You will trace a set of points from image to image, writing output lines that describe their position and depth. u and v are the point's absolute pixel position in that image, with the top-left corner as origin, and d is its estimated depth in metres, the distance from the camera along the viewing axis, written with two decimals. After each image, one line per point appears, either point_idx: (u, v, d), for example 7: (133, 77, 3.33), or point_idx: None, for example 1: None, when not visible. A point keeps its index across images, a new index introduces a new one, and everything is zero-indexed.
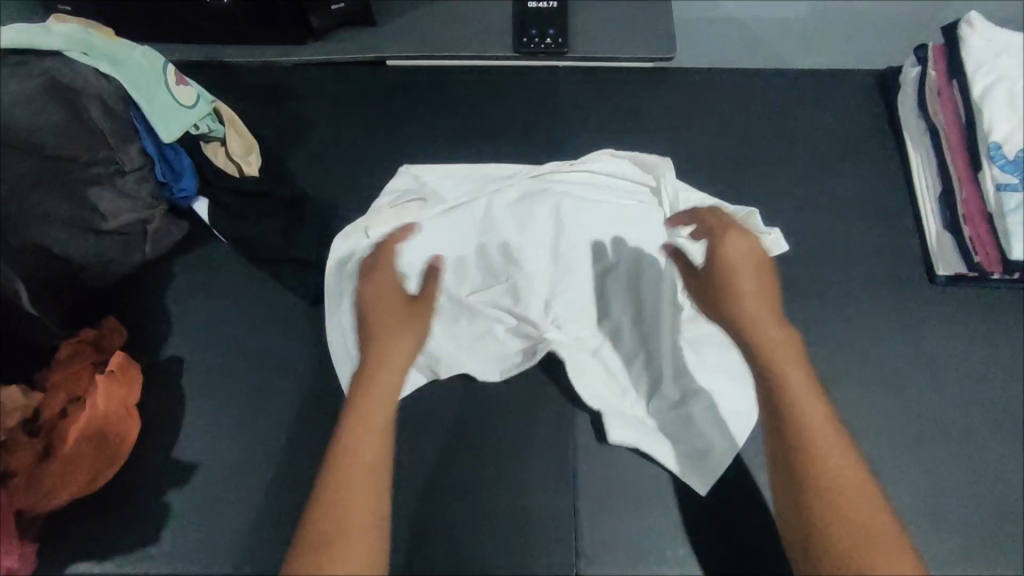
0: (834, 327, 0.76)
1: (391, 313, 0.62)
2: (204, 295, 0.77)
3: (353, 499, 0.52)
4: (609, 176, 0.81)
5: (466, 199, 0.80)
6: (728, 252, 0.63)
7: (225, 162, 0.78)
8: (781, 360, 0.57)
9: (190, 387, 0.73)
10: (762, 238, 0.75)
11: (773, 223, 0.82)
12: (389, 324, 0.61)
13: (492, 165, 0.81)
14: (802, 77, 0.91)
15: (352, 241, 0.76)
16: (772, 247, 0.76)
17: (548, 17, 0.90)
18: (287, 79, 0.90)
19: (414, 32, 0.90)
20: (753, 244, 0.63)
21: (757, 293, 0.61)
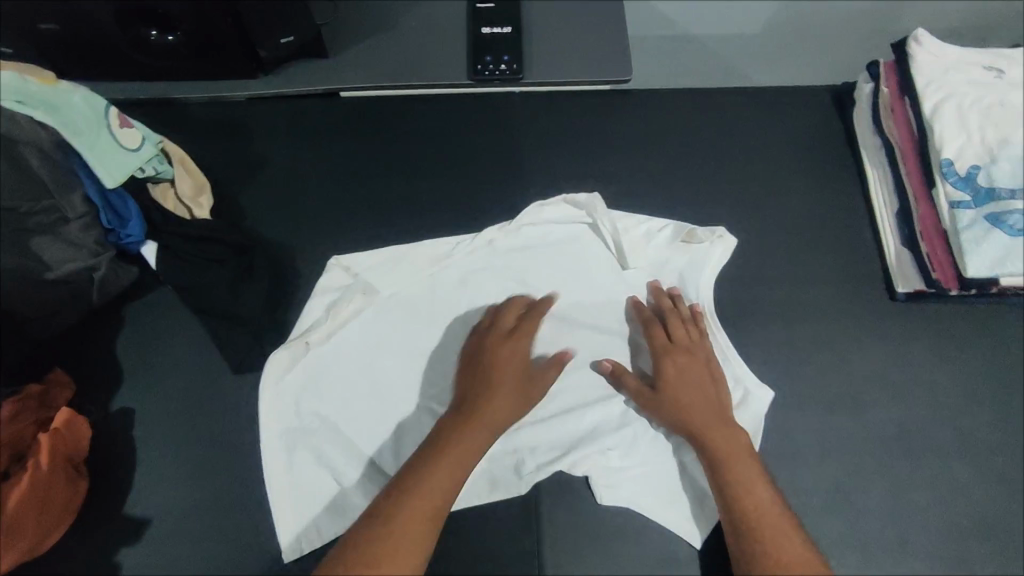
0: (796, 351, 0.75)
1: (509, 372, 0.70)
2: (155, 344, 0.76)
3: (410, 529, 0.57)
4: (558, 231, 0.81)
5: (404, 285, 0.78)
6: (681, 365, 0.71)
7: (175, 204, 0.78)
8: (735, 468, 0.64)
9: (142, 438, 0.72)
10: (704, 250, 0.78)
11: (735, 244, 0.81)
12: (492, 400, 0.68)
13: (426, 244, 0.80)
14: (758, 96, 0.91)
15: (293, 352, 0.74)
16: (721, 254, 0.78)
17: (503, 43, 0.88)
18: (240, 116, 0.89)
19: (367, 62, 0.88)
20: (703, 354, 0.72)
21: (709, 402, 0.69)
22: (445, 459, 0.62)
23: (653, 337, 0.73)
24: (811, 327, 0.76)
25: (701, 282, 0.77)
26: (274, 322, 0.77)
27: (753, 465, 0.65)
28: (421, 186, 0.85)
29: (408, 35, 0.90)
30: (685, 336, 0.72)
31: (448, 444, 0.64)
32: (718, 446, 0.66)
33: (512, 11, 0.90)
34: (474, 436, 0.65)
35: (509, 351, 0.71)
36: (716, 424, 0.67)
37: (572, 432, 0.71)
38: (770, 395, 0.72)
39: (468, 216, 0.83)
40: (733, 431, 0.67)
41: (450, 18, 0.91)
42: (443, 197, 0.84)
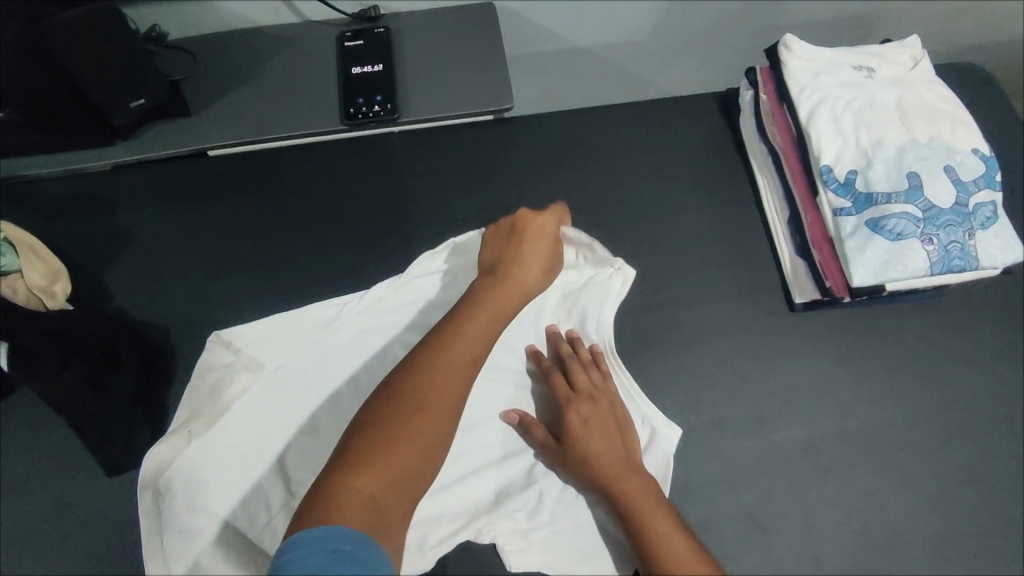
0: (699, 375, 0.73)
1: (530, 240, 0.71)
2: (18, 454, 0.70)
3: (441, 383, 0.57)
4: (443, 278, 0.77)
5: (291, 355, 0.74)
6: (586, 414, 0.67)
7: (27, 296, 0.71)
8: (647, 518, 0.61)
9: (10, 559, 0.66)
10: (607, 285, 0.76)
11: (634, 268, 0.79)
12: (520, 269, 0.69)
13: (311, 308, 0.75)
14: (646, 109, 0.88)
15: (173, 446, 0.69)
16: (621, 288, 0.76)
17: (373, 82, 0.84)
18: (96, 188, 0.82)
19: (232, 116, 0.83)
20: (607, 399, 0.69)
21: (615, 451, 0.66)
22: (473, 327, 0.62)
23: (553, 386, 0.70)
24: (712, 347, 0.75)
25: (603, 320, 0.75)
26: (150, 412, 0.73)
27: (664, 512, 0.62)
28: (300, 244, 0.80)
29: (274, 83, 0.85)
30: (587, 382, 0.70)
31: (471, 316, 0.63)
32: (628, 497, 0.63)
33: (382, 48, 0.86)
34: (501, 307, 0.65)
35: (537, 231, 0.72)
36: (623, 471, 0.65)
37: (477, 495, 0.68)
38: (679, 432, 0.70)
39: (351, 270, 0.79)
40: (643, 480, 0.64)
41: (317, 60, 0.86)
42: (325, 253, 0.79)
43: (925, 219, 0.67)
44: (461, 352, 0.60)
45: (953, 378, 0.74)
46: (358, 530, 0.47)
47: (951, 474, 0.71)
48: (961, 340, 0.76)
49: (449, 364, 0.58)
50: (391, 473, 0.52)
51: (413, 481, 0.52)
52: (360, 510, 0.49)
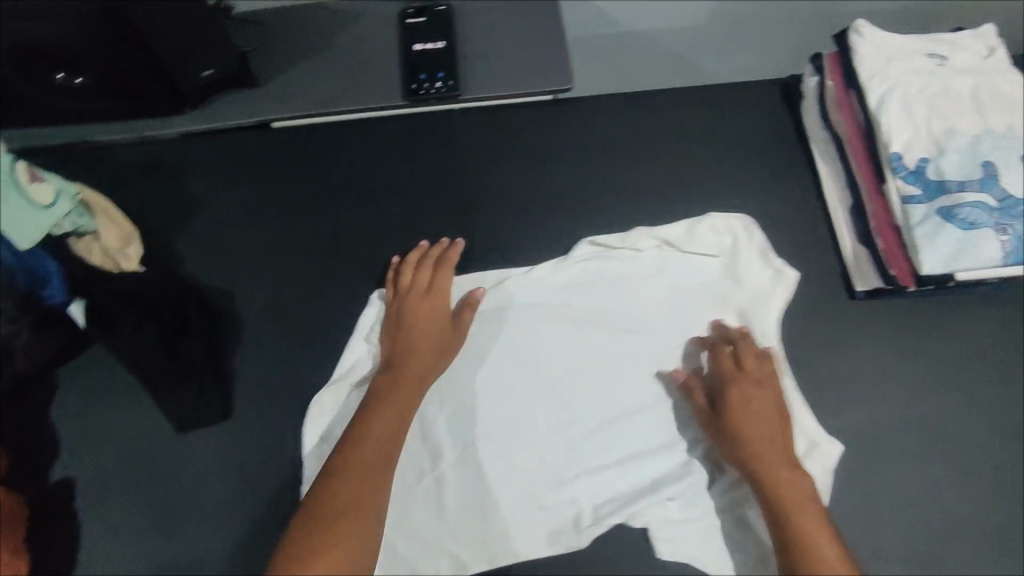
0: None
1: (423, 325, 0.71)
2: (93, 410, 0.72)
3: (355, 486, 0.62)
4: (600, 262, 0.76)
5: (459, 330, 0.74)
6: (752, 396, 0.68)
7: (102, 257, 0.72)
8: (801, 518, 0.63)
9: (85, 509, 0.69)
10: (773, 283, 0.76)
11: (753, 252, 0.77)
12: (418, 354, 0.70)
13: (474, 286, 0.76)
14: (708, 94, 0.88)
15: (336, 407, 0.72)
16: (784, 284, 0.76)
17: (436, 59, 0.84)
18: (164, 155, 0.84)
19: (296, 90, 0.84)
20: (772, 391, 0.69)
21: (771, 443, 0.67)
22: (377, 428, 0.65)
23: (719, 361, 0.71)
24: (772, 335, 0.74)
25: (768, 317, 0.75)
26: (218, 375, 0.73)
27: (813, 515, 0.63)
28: (363, 218, 0.81)
29: (337, 56, 0.85)
30: (757, 367, 0.70)
31: (380, 405, 0.67)
32: (779, 493, 0.64)
33: (445, 25, 0.86)
34: (404, 397, 0.67)
35: (425, 310, 0.72)
36: (778, 468, 0.65)
37: (629, 480, 0.69)
38: (842, 448, 0.70)
39: (413, 246, 0.79)
40: (795, 476, 0.65)
41: (379, 34, 0.86)
42: (389, 226, 0.80)
43: (1000, 209, 0.67)
44: (378, 444, 0.64)
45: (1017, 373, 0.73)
46: None
47: (1013, 468, 0.70)
48: None
49: (367, 455, 0.63)
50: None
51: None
52: None
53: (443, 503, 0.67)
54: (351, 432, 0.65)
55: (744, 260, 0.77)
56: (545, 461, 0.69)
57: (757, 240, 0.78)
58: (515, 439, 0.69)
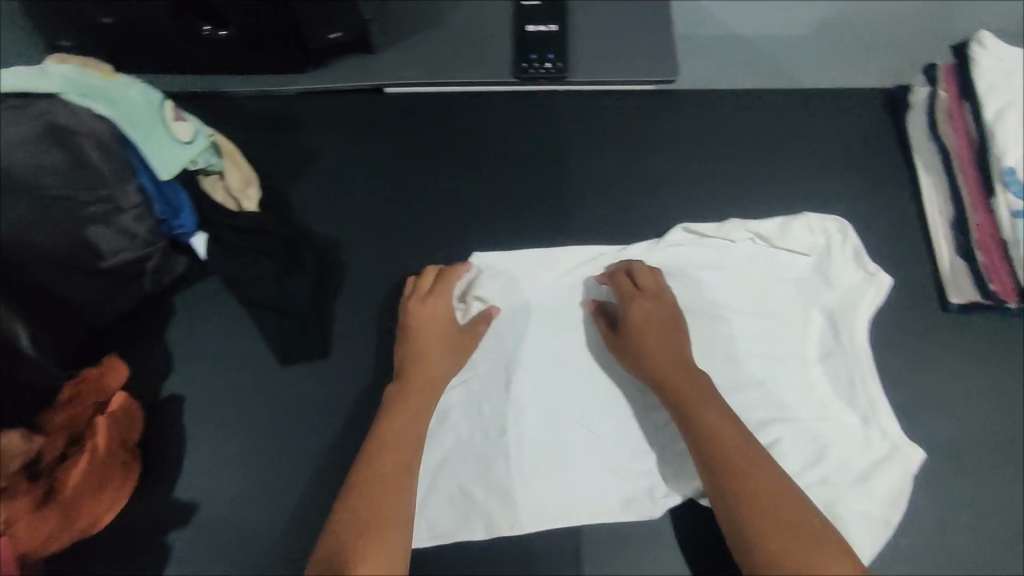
0: (837, 361, 0.75)
1: (429, 334, 0.71)
2: (206, 336, 0.78)
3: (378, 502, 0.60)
4: (698, 250, 0.78)
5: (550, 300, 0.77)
6: (646, 311, 0.72)
7: (225, 196, 0.77)
8: (695, 412, 0.67)
9: (190, 426, 0.74)
10: (863, 288, 0.76)
11: (852, 256, 0.77)
12: (427, 362, 0.70)
13: (569, 258, 0.78)
14: (809, 97, 0.88)
15: None
16: (876, 291, 0.76)
17: (548, 41, 0.87)
18: (286, 110, 0.90)
19: (412, 59, 0.88)
20: (665, 303, 0.73)
21: (672, 353, 0.70)
22: (393, 443, 0.65)
23: (617, 286, 0.74)
24: (859, 337, 0.75)
25: (857, 323, 0.75)
26: (321, 315, 0.78)
27: (714, 406, 0.67)
28: (465, 185, 0.85)
29: (454, 30, 0.89)
30: (652, 285, 0.74)
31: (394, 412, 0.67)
32: (681, 390, 0.68)
33: (558, 9, 0.89)
34: (416, 403, 0.68)
35: (428, 315, 0.72)
36: (679, 371, 0.70)
37: None
38: (923, 457, 0.71)
39: (511, 217, 0.83)
40: (693, 376, 0.69)
41: (495, 12, 0.90)
42: (491, 195, 0.84)
43: None
44: (395, 446, 0.65)
45: None
46: None
47: None
48: None
49: (388, 456, 0.64)
50: None
51: None
52: None
53: (540, 464, 0.72)
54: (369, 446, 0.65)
55: (837, 262, 0.78)
56: (625, 430, 0.74)
57: (852, 242, 0.78)
58: (596, 406, 0.74)
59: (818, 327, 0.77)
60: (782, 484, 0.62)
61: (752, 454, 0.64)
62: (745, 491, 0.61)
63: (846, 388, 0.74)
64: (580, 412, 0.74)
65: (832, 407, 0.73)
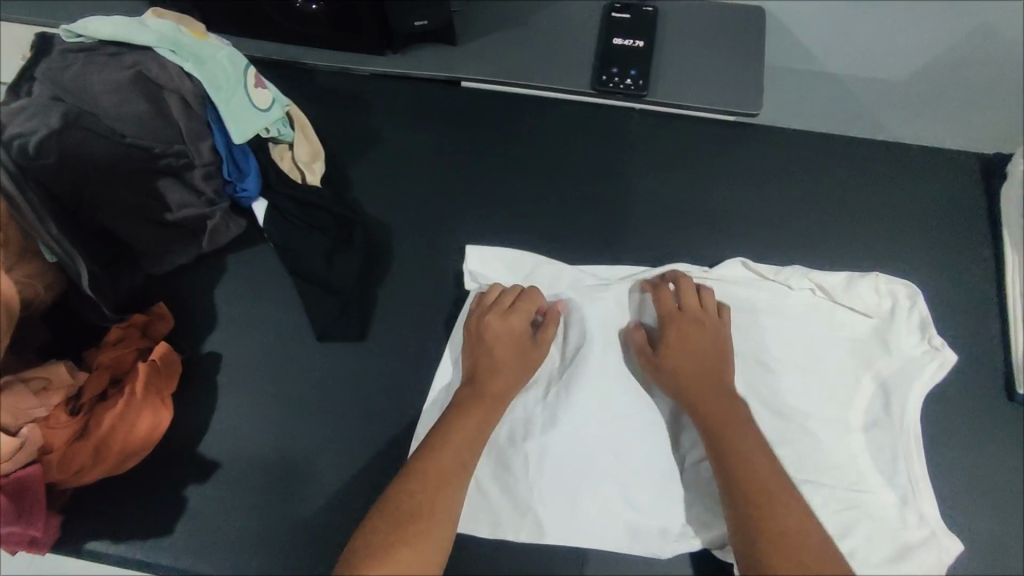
0: (882, 433, 0.71)
1: (508, 347, 0.71)
2: (252, 300, 0.79)
3: (437, 499, 0.60)
4: (752, 289, 0.76)
5: (586, 316, 0.76)
6: (691, 333, 0.71)
7: (290, 165, 0.79)
8: (725, 433, 0.65)
9: (224, 385, 0.76)
10: (923, 363, 0.72)
11: (925, 327, 0.73)
12: (498, 372, 0.70)
13: (615, 277, 0.77)
14: (899, 149, 0.83)
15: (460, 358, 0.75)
16: (939, 367, 0.71)
17: (631, 56, 0.85)
18: (361, 89, 0.90)
19: (492, 55, 0.87)
20: (710, 322, 0.71)
21: (705, 371, 0.69)
22: (459, 444, 0.64)
23: (660, 301, 0.73)
24: (911, 412, 0.71)
25: (910, 397, 0.71)
26: (364, 297, 0.79)
27: (741, 428, 0.65)
28: (526, 190, 0.84)
29: (538, 34, 0.88)
30: (697, 306, 0.72)
31: (459, 429, 0.65)
32: (708, 408, 0.67)
33: (647, 25, 0.87)
34: (480, 421, 0.67)
35: (504, 327, 0.72)
36: (709, 390, 0.68)
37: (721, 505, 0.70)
38: (960, 548, 0.67)
39: (568, 229, 0.82)
40: (726, 398, 0.67)
41: (582, 20, 0.88)
42: (549, 202, 0.83)
43: None
44: (459, 450, 0.64)
45: None
46: None
47: None
48: None
49: (447, 456, 0.63)
50: None
51: None
52: None
53: (557, 484, 0.71)
54: (432, 439, 0.65)
55: (901, 328, 0.74)
56: (648, 465, 0.72)
57: (919, 311, 0.74)
58: (626, 440, 0.72)
59: (869, 395, 0.73)
60: (812, 532, 0.58)
61: (782, 492, 0.61)
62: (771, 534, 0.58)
63: (888, 463, 0.70)
64: (607, 441, 0.72)
65: (868, 480, 0.69)
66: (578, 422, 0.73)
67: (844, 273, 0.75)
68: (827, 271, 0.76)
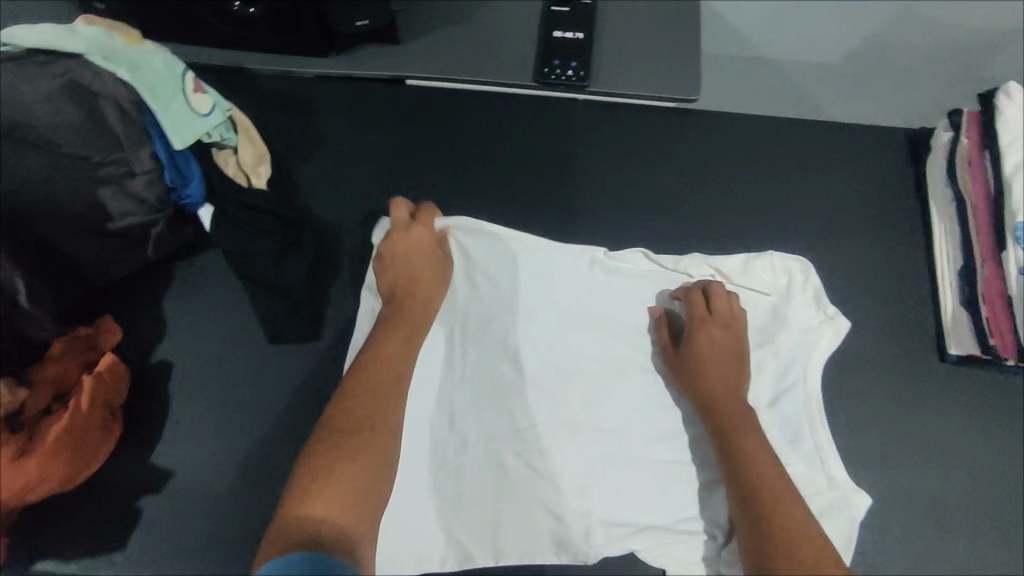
0: (788, 403, 0.72)
1: (416, 254, 0.73)
2: (200, 306, 0.79)
3: (378, 405, 0.63)
4: (649, 279, 0.77)
5: (508, 304, 0.76)
6: (716, 338, 0.72)
7: (235, 170, 0.79)
8: (744, 441, 0.67)
9: (175, 394, 0.75)
10: (819, 330, 0.75)
11: (822, 298, 0.76)
12: (419, 287, 0.72)
13: (535, 259, 0.77)
14: (828, 127, 0.87)
15: None
16: (835, 333, 0.74)
17: (571, 49, 0.87)
18: (304, 91, 0.90)
19: (435, 53, 0.88)
20: (736, 333, 0.72)
21: (727, 379, 0.70)
22: (389, 359, 0.67)
23: (690, 305, 0.74)
24: (811, 381, 0.73)
25: (810, 366, 0.73)
26: (314, 297, 0.79)
27: (759, 440, 0.67)
28: (470, 184, 0.85)
29: (480, 29, 0.89)
30: (725, 310, 0.73)
31: (387, 339, 0.68)
32: (727, 419, 0.68)
33: (586, 18, 0.89)
34: (407, 330, 0.69)
35: (415, 239, 0.73)
36: (729, 399, 0.69)
37: (654, 483, 0.70)
38: (869, 502, 0.69)
39: (516, 219, 0.83)
40: (743, 410, 0.69)
41: (523, 15, 0.90)
42: (496, 195, 0.84)
43: None
44: (388, 365, 0.66)
45: None
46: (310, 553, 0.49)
47: None
48: None
49: (378, 368, 0.65)
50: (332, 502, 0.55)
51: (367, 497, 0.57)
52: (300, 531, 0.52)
53: (465, 478, 0.70)
54: (359, 357, 0.66)
55: (797, 301, 0.76)
56: (589, 450, 0.71)
57: (813, 284, 0.77)
58: (543, 427, 0.71)
59: (769, 374, 0.74)
60: (816, 535, 0.60)
61: (794, 506, 0.62)
62: (771, 526, 0.60)
63: (793, 433, 0.71)
64: (512, 434, 0.71)
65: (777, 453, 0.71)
66: (527, 411, 0.72)
67: (741, 254, 0.78)
68: (725, 255, 0.79)
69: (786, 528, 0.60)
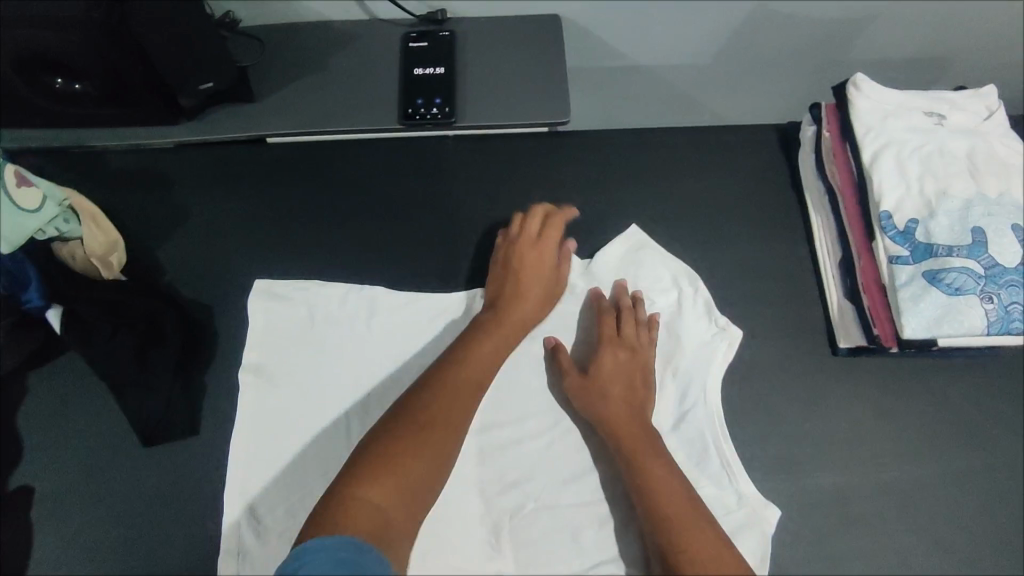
0: (691, 423, 0.71)
1: (539, 257, 0.76)
2: (57, 417, 0.72)
3: (451, 404, 0.66)
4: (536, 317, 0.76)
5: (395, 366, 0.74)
6: (621, 360, 0.72)
7: (84, 263, 0.73)
8: (649, 463, 0.66)
9: (40, 519, 0.68)
10: (714, 343, 0.74)
11: (713, 310, 0.76)
12: (521, 305, 0.73)
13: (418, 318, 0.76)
14: (700, 134, 0.86)
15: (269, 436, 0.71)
16: (728, 343, 0.74)
17: (433, 85, 0.83)
18: (156, 165, 0.84)
19: (291, 106, 0.83)
20: (643, 354, 0.73)
21: (632, 403, 0.70)
22: (478, 360, 0.70)
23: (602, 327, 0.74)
24: (710, 396, 0.72)
25: (709, 383, 0.72)
26: (187, 389, 0.73)
27: (666, 463, 0.67)
28: (345, 241, 0.81)
29: (336, 75, 0.85)
30: (634, 334, 0.73)
31: (484, 339, 0.71)
32: (636, 444, 0.67)
33: (446, 51, 0.85)
34: (499, 335, 0.71)
35: (537, 253, 0.76)
36: (634, 423, 0.69)
37: (565, 530, 0.67)
38: (778, 514, 0.68)
39: (397, 272, 0.79)
40: (651, 433, 0.69)
41: (379, 55, 0.86)
42: (373, 250, 0.80)
43: (987, 276, 0.68)
44: (483, 368, 0.69)
45: (983, 444, 0.73)
46: (354, 538, 0.55)
47: (977, 540, 0.70)
48: (992, 405, 0.75)
49: (464, 370, 0.69)
50: (393, 492, 0.60)
51: (415, 487, 0.62)
52: (365, 522, 0.57)
53: None
54: (452, 352, 0.70)
55: (688, 315, 0.76)
56: (495, 506, 0.68)
57: (702, 296, 0.76)
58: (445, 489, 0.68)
59: (670, 394, 0.73)
60: (723, 553, 0.62)
61: (705, 528, 0.63)
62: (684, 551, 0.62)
63: (699, 454, 0.70)
64: None
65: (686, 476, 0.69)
66: None
67: (630, 275, 0.78)
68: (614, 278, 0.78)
69: (693, 550, 0.62)
